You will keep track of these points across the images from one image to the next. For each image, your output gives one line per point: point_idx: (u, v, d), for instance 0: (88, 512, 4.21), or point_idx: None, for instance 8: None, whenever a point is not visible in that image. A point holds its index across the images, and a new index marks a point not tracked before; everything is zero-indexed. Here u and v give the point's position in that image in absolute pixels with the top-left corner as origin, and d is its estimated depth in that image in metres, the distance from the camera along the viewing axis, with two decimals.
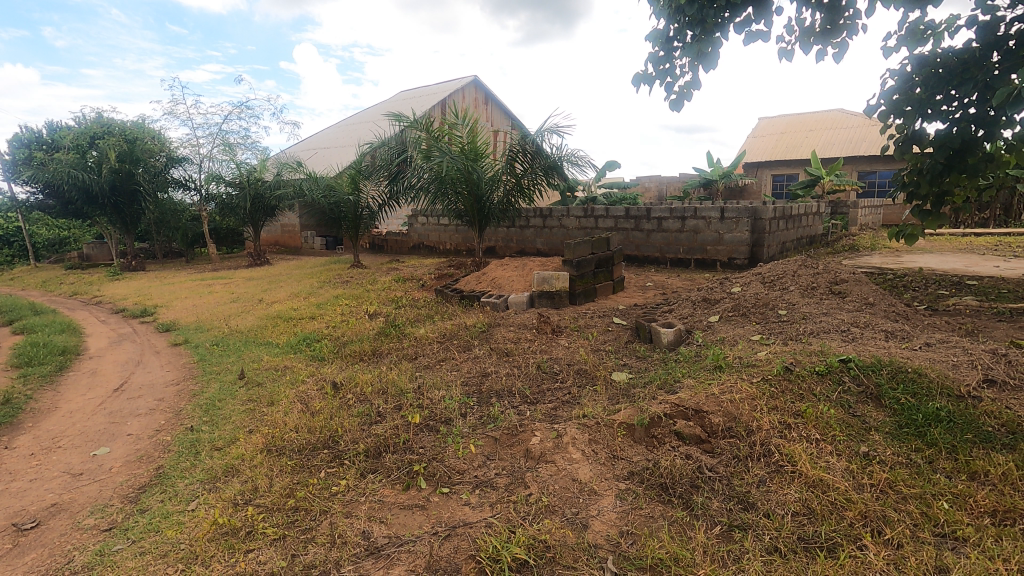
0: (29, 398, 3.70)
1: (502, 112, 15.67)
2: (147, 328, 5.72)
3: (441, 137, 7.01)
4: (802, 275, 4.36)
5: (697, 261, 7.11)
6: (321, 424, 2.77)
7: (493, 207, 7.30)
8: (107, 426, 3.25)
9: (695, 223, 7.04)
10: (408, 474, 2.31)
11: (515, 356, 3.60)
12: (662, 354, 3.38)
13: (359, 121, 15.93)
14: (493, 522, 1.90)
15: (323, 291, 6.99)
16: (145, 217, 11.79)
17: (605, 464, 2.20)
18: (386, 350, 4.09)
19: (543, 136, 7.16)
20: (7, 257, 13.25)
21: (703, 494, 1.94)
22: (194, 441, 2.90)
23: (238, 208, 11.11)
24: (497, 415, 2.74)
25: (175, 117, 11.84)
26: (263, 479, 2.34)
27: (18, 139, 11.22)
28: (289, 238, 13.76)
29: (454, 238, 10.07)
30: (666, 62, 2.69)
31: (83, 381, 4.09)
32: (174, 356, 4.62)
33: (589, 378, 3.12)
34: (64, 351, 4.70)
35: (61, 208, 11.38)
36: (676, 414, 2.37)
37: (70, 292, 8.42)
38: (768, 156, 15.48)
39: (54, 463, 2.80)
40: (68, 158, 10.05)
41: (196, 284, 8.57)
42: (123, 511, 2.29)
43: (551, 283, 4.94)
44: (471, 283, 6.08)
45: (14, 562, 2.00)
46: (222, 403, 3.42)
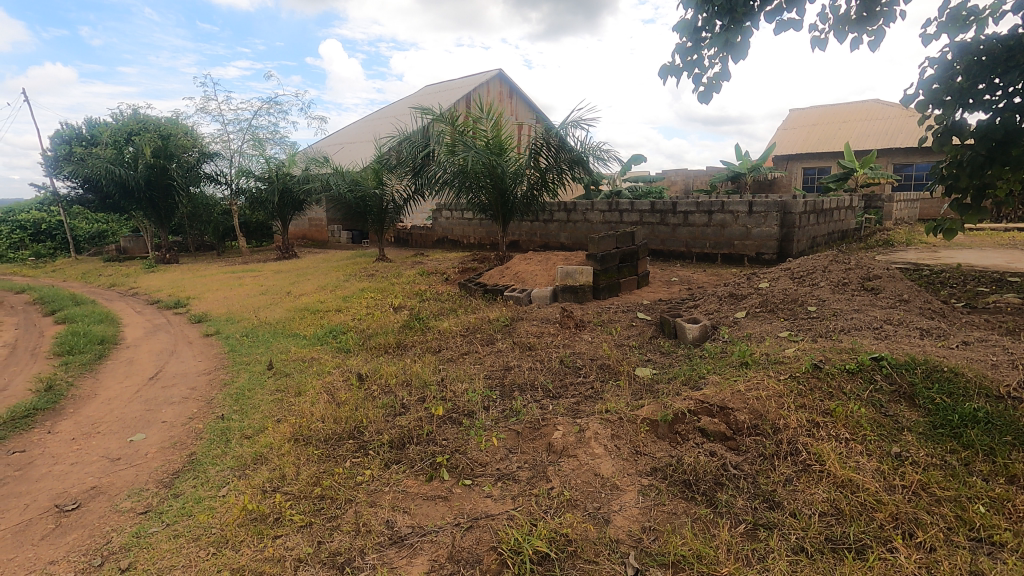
0: (70, 384, 3.85)
1: (527, 105, 15.59)
2: (180, 319, 5.91)
3: (465, 132, 7.01)
4: (832, 271, 4.26)
5: (724, 256, 6.99)
6: (347, 415, 2.83)
7: (517, 201, 7.30)
8: (143, 413, 3.36)
9: (722, 217, 6.92)
10: (431, 465, 2.33)
11: (538, 350, 3.60)
12: (687, 350, 3.34)
13: (385, 115, 16.08)
14: (514, 514, 1.91)
15: (348, 284, 7.10)
16: (179, 211, 12.13)
17: (627, 459, 2.19)
18: (410, 342, 4.14)
19: (567, 129, 7.10)
20: (50, 250, 13.81)
21: (727, 491, 1.91)
22: (225, 429, 2.98)
23: (267, 202, 11.36)
24: (520, 409, 2.75)
25: (206, 114, 12.10)
26: (291, 467, 2.39)
27: (60, 136, 11.64)
28: (316, 232, 14.06)
29: (478, 232, 10.10)
30: (694, 53, 2.55)
31: (120, 369, 4.24)
32: (206, 346, 4.75)
33: (612, 373, 3.11)
34: (103, 340, 4.88)
35: (99, 202, 11.79)
36: (700, 411, 2.35)
37: (107, 284, 8.74)
38: (798, 149, 15.10)
39: (93, 448, 2.91)
40: (106, 154, 10.35)
41: (227, 277, 8.80)
42: (157, 495, 2.37)
43: (575, 278, 4.95)
44: (495, 277, 6.10)
45: (56, 541, 2.09)
46: (252, 392, 3.51)
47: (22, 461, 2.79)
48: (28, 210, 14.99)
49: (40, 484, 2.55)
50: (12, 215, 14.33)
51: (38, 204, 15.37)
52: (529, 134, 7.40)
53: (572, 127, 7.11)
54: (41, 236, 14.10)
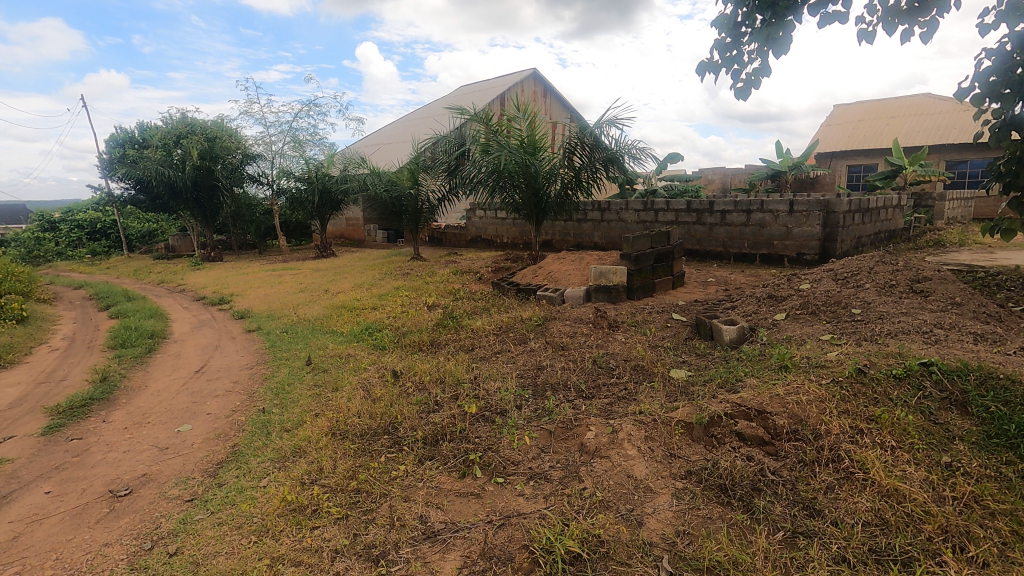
0: (123, 376, 4.05)
1: (561, 104, 15.53)
2: (224, 315, 6.13)
3: (499, 131, 7.04)
4: (879, 272, 4.10)
5: (763, 256, 6.82)
6: (382, 411, 2.89)
7: (551, 201, 7.28)
8: (189, 405, 3.51)
9: (761, 216, 6.75)
10: (464, 462, 2.36)
11: (570, 350, 3.59)
12: (724, 352, 3.28)
13: (420, 116, 16.27)
14: (546, 514, 1.91)
15: (384, 283, 7.23)
16: (224, 211, 12.56)
17: (661, 461, 2.17)
18: (444, 341, 4.18)
19: (602, 128, 7.04)
20: (104, 248, 14.52)
21: (765, 498, 1.87)
22: (266, 422, 3.08)
23: (307, 202, 11.65)
24: (553, 408, 2.75)
25: (250, 116, 12.49)
26: (328, 460, 2.46)
27: (115, 139, 12.21)
28: (353, 231, 14.36)
29: (511, 231, 10.13)
30: (734, 49, 2.30)
31: (169, 362, 4.43)
32: (248, 342, 4.91)
33: (646, 374, 3.07)
34: (153, 334, 5.11)
35: (150, 203, 12.33)
36: (737, 414, 2.30)
37: (157, 280, 9.12)
38: (843, 145, 14.60)
39: (144, 437, 3.05)
40: (156, 156, 10.81)
41: (268, 275, 9.06)
42: (203, 484, 2.47)
43: (609, 278, 4.91)
44: (528, 276, 6.11)
45: (110, 524, 2.21)
46: (291, 387, 3.61)
47: (79, 447, 2.94)
48: (85, 209, 15.79)
49: (95, 470, 2.69)
50: (70, 214, 15.13)
51: (94, 204, 16.17)
52: (563, 133, 7.37)
53: (607, 126, 7.05)
54: (97, 235, 14.85)
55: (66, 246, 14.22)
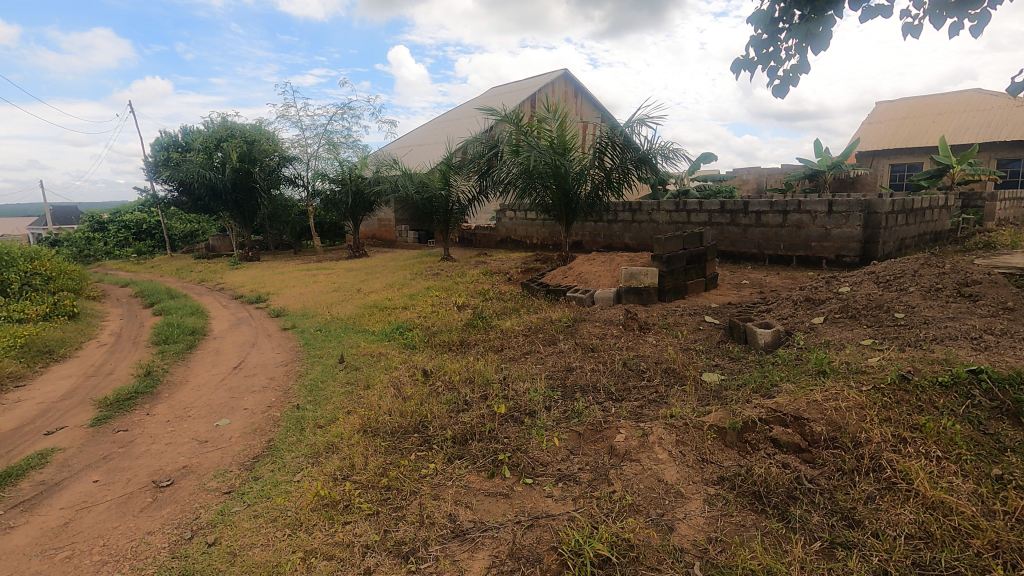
0: (166, 371, 4.20)
1: (592, 105, 15.43)
2: (260, 313, 6.29)
3: (530, 132, 7.04)
4: (923, 275, 3.95)
5: (800, 258, 6.64)
6: (412, 409, 2.92)
7: (581, 201, 7.23)
8: (227, 400, 3.61)
9: (798, 217, 6.58)
10: (493, 462, 2.37)
11: (600, 352, 3.57)
12: (758, 356, 3.20)
13: (451, 118, 16.39)
14: (575, 516, 1.90)
15: (415, 283, 7.30)
16: (261, 212, 12.93)
17: (693, 466, 2.13)
18: (473, 340, 4.21)
19: (633, 128, 6.97)
20: (149, 247, 15.12)
21: (801, 507, 1.81)
22: (300, 418, 3.16)
23: (341, 203, 11.88)
24: (582, 410, 2.73)
25: (286, 120, 12.80)
26: (360, 457, 2.50)
27: (159, 143, 12.70)
28: (385, 231, 14.58)
29: (541, 232, 10.11)
30: (771, 45, 2.06)
31: (209, 358, 4.58)
32: (284, 340, 5.03)
33: (677, 377, 3.02)
34: (194, 331, 5.28)
35: (192, 204, 12.78)
36: (772, 420, 2.25)
37: (198, 279, 9.43)
38: (886, 144, 14.08)
39: (185, 430, 3.16)
40: (198, 159, 11.20)
41: (303, 274, 9.26)
42: (240, 477, 2.54)
43: (640, 279, 4.85)
44: (557, 277, 6.09)
45: (153, 514, 2.29)
46: (324, 384, 3.68)
47: (125, 439, 3.07)
48: (131, 210, 16.45)
49: (139, 461, 2.80)
50: (118, 215, 15.78)
51: (140, 206, 16.83)
52: (594, 133, 7.31)
53: (639, 125, 6.97)
54: (143, 235, 15.45)
55: (114, 246, 14.85)
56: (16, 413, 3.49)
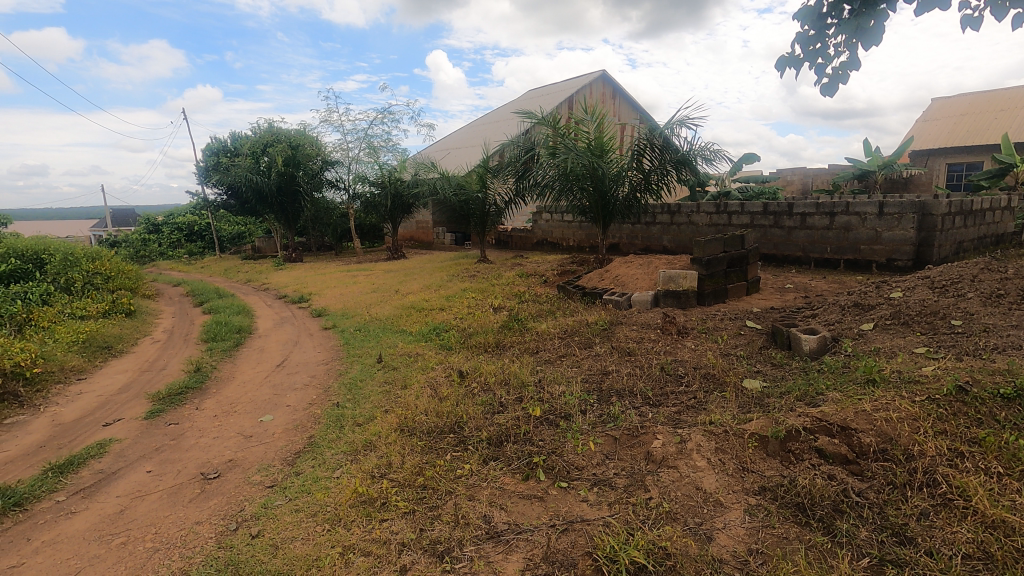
0: (214, 367, 4.38)
1: (631, 106, 15.26)
2: (303, 312, 6.48)
3: (567, 134, 7.02)
4: (983, 281, 3.74)
5: (848, 261, 6.39)
6: (448, 410, 2.95)
7: (618, 203, 7.15)
8: (271, 396, 3.73)
9: (846, 219, 6.33)
10: (528, 464, 2.36)
11: (637, 356, 3.52)
12: (802, 363, 3.09)
13: (488, 121, 16.50)
14: (611, 522, 1.88)
15: (451, 284, 7.37)
16: (304, 214, 13.30)
17: (733, 475, 2.08)
18: (509, 342, 4.22)
19: (672, 128, 6.85)
20: (200, 248, 15.79)
21: (849, 521, 1.74)
22: (340, 416, 3.23)
23: (380, 206, 12.12)
24: (618, 415, 2.70)
25: (329, 125, 13.15)
26: (397, 456, 2.54)
27: (210, 148, 13.26)
28: (423, 233, 14.79)
29: (577, 235, 10.05)
30: (818, 41, 1.97)
31: (254, 356, 4.74)
32: (324, 339, 5.16)
33: (716, 383, 2.94)
34: (240, 329, 5.48)
35: (240, 207, 13.28)
36: (818, 429, 2.17)
37: (245, 279, 9.79)
38: (942, 142, 13.42)
39: (231, 425, 3.28)
40: (246, 164, 11.64)
41: (343, 275, 9.49)
42: (282, 471, 2.63)
43: (678, 282, 4.75)
44: (594, 280, 6.05)
45: (201, 504, 2.38)
46: (363, 383, 3.76)
47: (176, 432, 3.21)
48: (184, 213, 17.22)
49: (189, 453, 2.92)
50: (171, 217, 16.52)
51: (192, 209, 17.61)
52: (632, 135, 7.23)
53: (678, 126, 6.85)
54: (194, 237, 16.16)
55: (167, 247, 15.56)
56: (78, 404, 3.70)
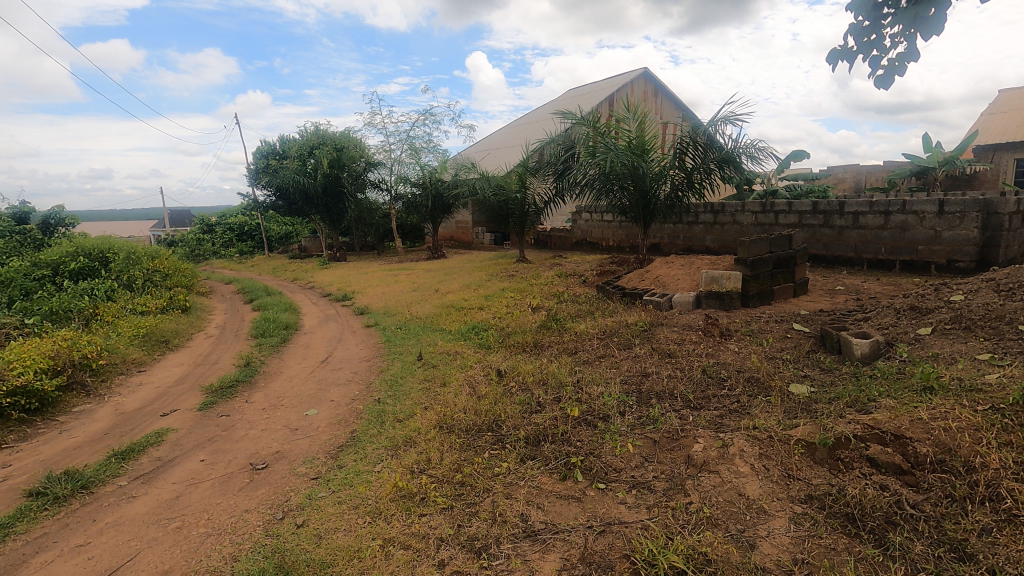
0: (263, 362, 4.55)
1: (673, 103, 14.98)
2: (346, 310, 6.66)
3: (607, 134, 6.95)
4: None
5: (904, 262, 6.10)
6: (486, 408, 2.97)
7: (660, 203, 7.04)
8: (315, 391, 3.85)
9: (902, 218, 6.03)
10: (565, 465, 2.36)
11: (677, 358, 3.46)
12: (853, 368, 2.97)
13: (528, 121, 16.51)
14: (649, 525, 1.86)
15: (490, 284, 7.43)
16: (348, 215, 13.65)
17: (777, 482, 2.02)
18: (547, 342, 4.23)
19: (716, 126, 6.70)
20: (250, 248, 16.43)
21: (902, 534, 1.66)
22: (381, 411, 3.31)
23: (421, 206, 12.32)
24: (657, 417, 2.66)
25: (372, 127, 13.47)
26: (436, 452, 2.58)
27: (261, 152, 13.80)
28: (462, 233, 14.95)
29: (617, 234, 9.94)
30: (873, 32, 1.90)
31: (300, 351, 4.90)
32: (367, 336, 5.29)
33: (761, 388, 2.86)
34: (287, 326, 5.68)
35: (287, 208, 13.76)
36: (869, 437, 2.08)
37: (292, 278, 10.14)
38: (1009, 136, 12.64)
39: (278, 418, 3.41)
40: (293, 166, 12.05)
41: (384, 274, 9.70)
42: (326, 464, 2.71)
43: (722, 283, 4.65)
44: (634, 280, 5.96)
45: (250, 493, 2.48)
46: (403, 380, 3.84)
47: (227, 423, 3.35)
48: (236, 213, 17.97)
49: (239, 444, 3.04)
50: (224, 218, 17.26)
51: (243, 209, 18.35)
52: (675, 133, 7.11)
53: (723, 124, 6.68)
54: (245, 236, 16.84)
55: (220, 246, 16.26)
56: (138, 395, 3.91)
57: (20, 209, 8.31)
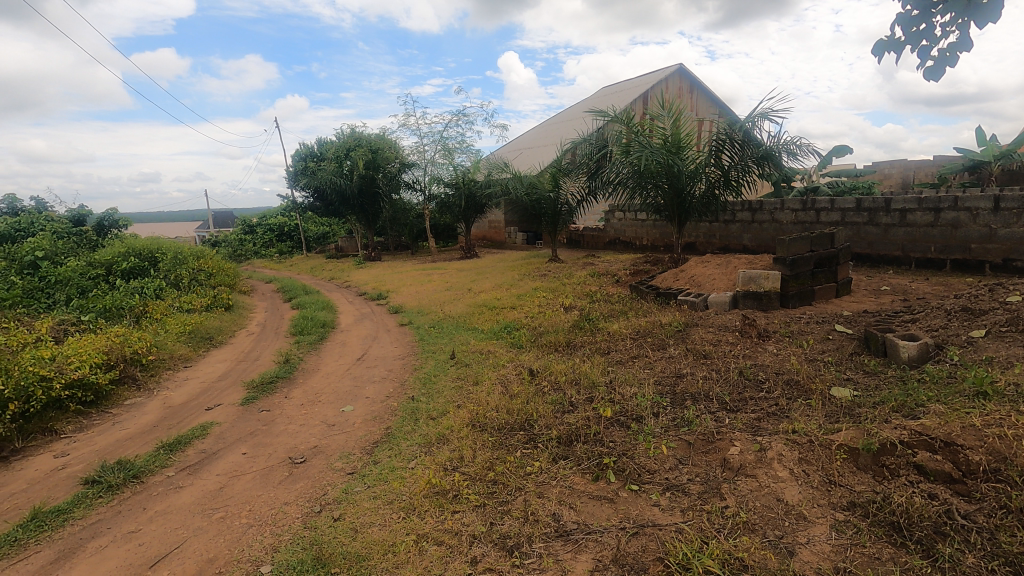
0: (301, 359, 4.67)
1: (709, 99, 14.69)
2: (381, 309, 6.78)
3: (641, 132, 6.86)
4: None
5: (956, 261, 5.82)
6: (519, 407, 2.98)
7: (695, 201, 6.91)
8: (351, 388, 3.94)
9: (954, 215, 5.76)
10: (598, 465, 2.35)
11: (713, 359, 3.39)
12: (900, 372, 2.86)
13: (560, 120, 16.48)
14: (684, 528, 1.83)
15: (523, 283, 7.44)
16: (383, 215, 13.89)
17: (818, 488, 1.97)
18: (580, 341, 4.21)
19: (754, 122, 6.53)
20: (289, 248, 16.91)
21: (952, 545, 1.59)
22: (415, 408, 3.36)
23: (454, 206, 12.43)
24: (693, 419, 2.62)
25: (406, 128, 13.68)
26: (468, 450, 2.60)
27: (299, 154, 14.17)
28: (495, 233, 15.01)
29: (651, 233, 9.81)
30: (922, 22, 1.82)
31: (337, 349, 5.02)
32: (401, 334, 5.38)
33: (801, 391, 2.78)
34: (324, 324, 5.82)
35: (325, 209, 14.10)
36: (917, 444, 1.99)
37: (329, 277, 10.39)
38: None
39: (316, 413, 3.50)
40: (330, 168, 12.32)
41: (419, 274, 9.84)
42: (362, 460, 2.77)
43: (759, 283, 4.55)
44: (668, 280, 5.88)
45: (289, 486, 2.56)
46: (437, 378, 3.89)
47: (268, 418, 3.46)
48: (276, 214, 18.50)
49: (279, 438, 3.14)
50: (265, 219, 17.81)
51: (282, 211, 18.88)
52: (711, 130, 6.97)
53: (761, 119, 6.51)
54: (285, 237, 17.33)
55: (261, 246, 16.78)
56: (185, 389, 4.07)
57: (77, 212, 8.75)
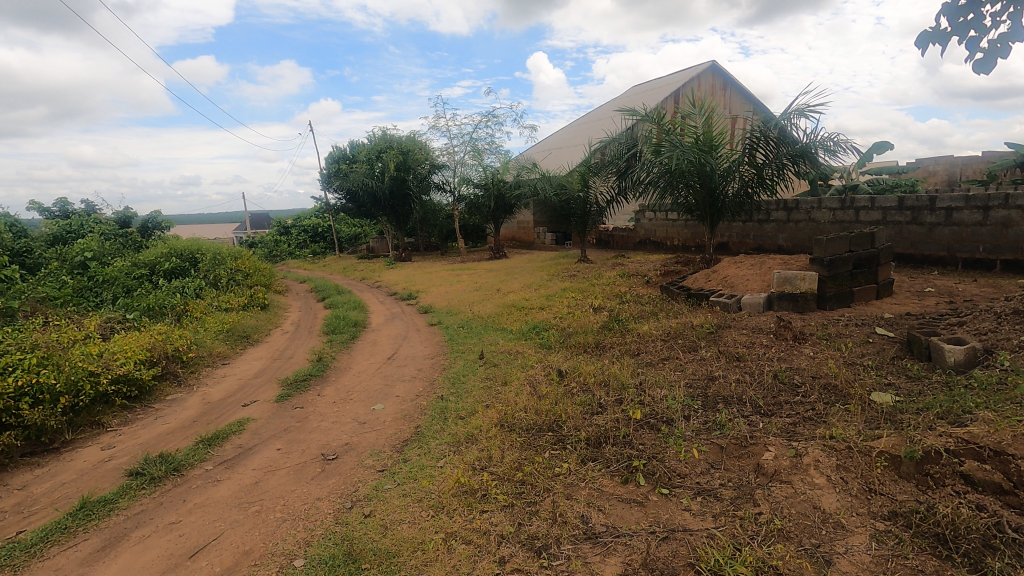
0: (333, 358, 4.76)
1: (743, 97, 14.39)
2: (411, 309, 6.87)
3: (672, 131, 6.75)
4: None
5: (1006, 262, 5.55)
6: (547, 408, 2.97)
7: (728, 200, 6.77)
8: (382, 386, 4.00)
9: (1004, 214, 5.50)
10: (627, 468, 2.32)
11: (746, 361, 3.32)
12: (945, 377, 2.75)
13: (589, 120, 16.43)
14: (715, 534, 1.80)
15: (552, 284, 7.43)
16: (413, 216, 14.06)
17: (857, 496, 1.90)
18: (609, 342, 4.18)
19: (790, 119, 6.36)
20: (322, 249, 17.30)
21: (1002, 559, 1.51)
22: (444, 408, 3.39)
23: (483, 207, 12.49)
24: (725, 422, 2.57)
25: (436, 130, 13.81)
26: (496, 450, 2.61)
27: (332, 157, 14.46)
28: (524, 233, 15.02)
29: (682, 233, 9.66)
30: (970, 12, 1.74)
31: (368, 348, 5.10)
32: (430, 334, 5.44)
33: (839, 396, 2.70)
34: (356, 323, 5.92)
35: (356, 210, 14.36)
36: (963, 452, 1.90)
37: (361, 277, 10.58)
38: None
39: (347, 411, 3.56)
40: (362, 169, 12.53)
41: (448, 274, 9.93)
42: (392, 458, 2.80)
43: (795, 284, 4.45)
44: (700, 281, 5.78)
45: (322, 482, 2.61)
46: (466, 378, 3.91)
47: (301, 415, 3.54)
48: (310, 215, 18.93)
49: (312, 435, 3.21)
50: (300, 220, 18.25)
51: (316, 212, 19.31)
52: (744, 128, 6.82)
53: (796, 116, 6.34)
54: (318, 237, 17.73)
55: (295, 247, 17.20)
56: (222, 386, 4.20)
57: (123, 214, 9.13)
